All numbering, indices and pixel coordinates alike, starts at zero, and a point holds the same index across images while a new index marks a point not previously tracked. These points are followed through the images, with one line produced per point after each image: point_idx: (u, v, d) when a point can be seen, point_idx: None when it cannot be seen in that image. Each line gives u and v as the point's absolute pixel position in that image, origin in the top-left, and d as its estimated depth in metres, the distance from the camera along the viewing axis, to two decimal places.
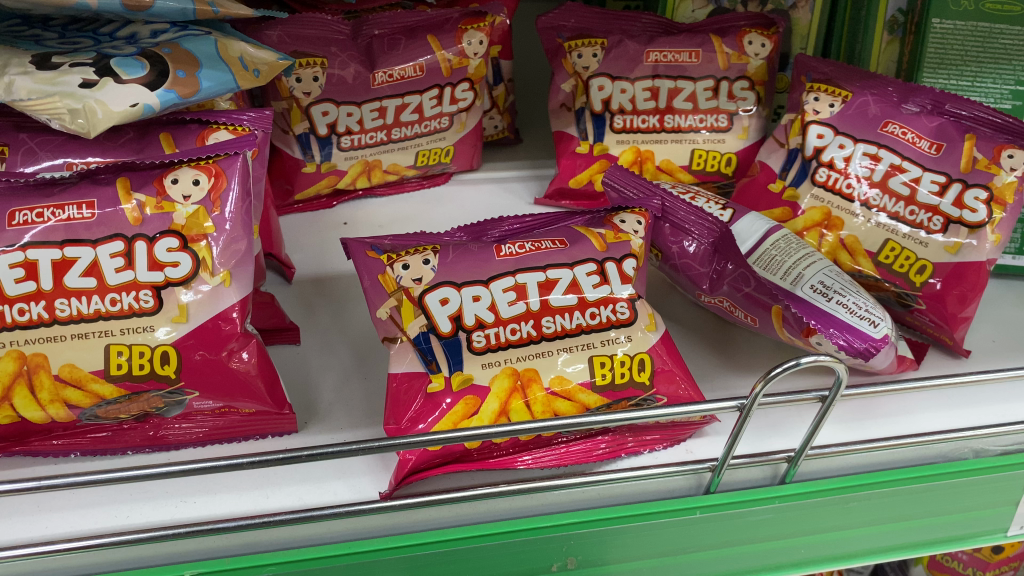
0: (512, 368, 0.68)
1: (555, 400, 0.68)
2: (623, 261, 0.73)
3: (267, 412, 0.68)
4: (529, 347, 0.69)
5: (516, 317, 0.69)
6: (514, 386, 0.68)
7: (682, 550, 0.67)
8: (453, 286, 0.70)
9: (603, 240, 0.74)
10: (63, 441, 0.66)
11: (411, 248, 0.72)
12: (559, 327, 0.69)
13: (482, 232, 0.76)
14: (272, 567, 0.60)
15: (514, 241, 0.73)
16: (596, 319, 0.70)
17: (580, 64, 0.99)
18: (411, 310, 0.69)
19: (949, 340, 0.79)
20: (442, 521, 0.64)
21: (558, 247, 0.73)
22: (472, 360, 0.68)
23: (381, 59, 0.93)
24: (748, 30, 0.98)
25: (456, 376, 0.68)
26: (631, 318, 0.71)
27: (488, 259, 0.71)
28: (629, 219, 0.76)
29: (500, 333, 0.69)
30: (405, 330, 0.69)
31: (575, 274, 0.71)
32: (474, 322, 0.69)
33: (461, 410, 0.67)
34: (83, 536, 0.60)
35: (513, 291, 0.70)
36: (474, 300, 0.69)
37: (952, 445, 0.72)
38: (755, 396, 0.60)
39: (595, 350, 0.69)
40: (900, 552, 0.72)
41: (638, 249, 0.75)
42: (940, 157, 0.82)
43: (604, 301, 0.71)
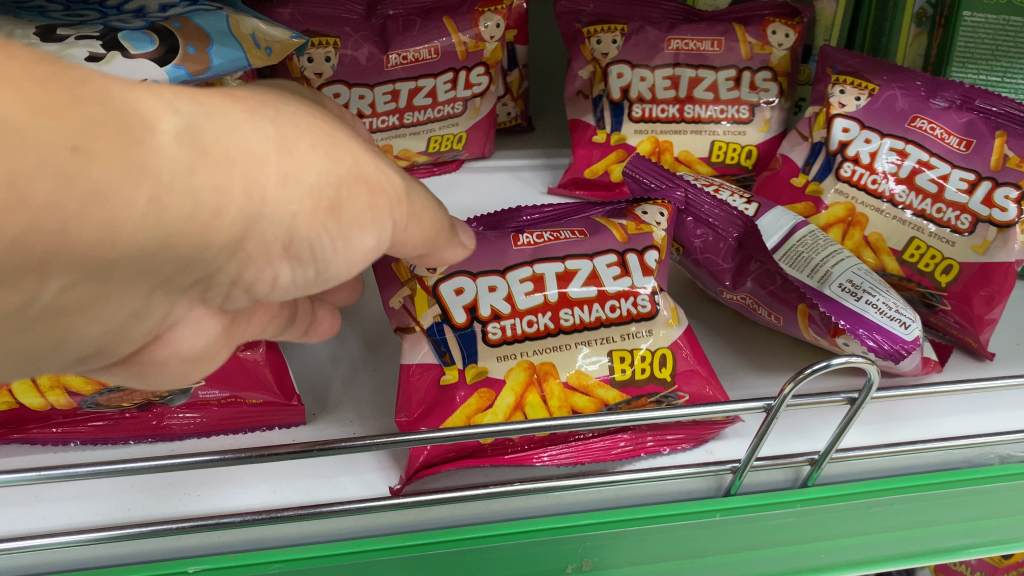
0: (528, 361, 0.66)
1: (573, 395, 0.66)
2: (644, 253, 0.71)
3: (275, 403, 0.66)
4: (547, 340, 0.67)
5: (533, 308, 0.67)
6: (531, 380, 0.66)
7: (702, 552, 0.64)
8: (469, 275, 0.67)
9: (624, 232, 0.71)
10: (63, 429, 0.64)
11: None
12: (578, 320, 0.67)
13: (500, 222, 0.73)
14: (278, 565, 0.58)
15: (532, 231, 0.71)
16: (617, 312, 0.68)
17: (599, 50, 0.97)
18: (423, 299, 0.67)
19: (975, 342, 0.76)
20: (456, 519, 0.62)
21: (578, 238, 0.70)
22: (487, 352, 0.66)
23: (396, 41, 0.91)
24: (772, 20, 0.96)
25: (471, 368, 0.66)
26: (652, 312, 0.69)
27: (506, 248, 0.69)
28: (652, 211, 0.74)
29: (516, 325, 0.67)
30: (418, 319, 0.67)
31: (595, 265, 0.69)
32: (490, 313, 0.66)
33: (475, 402, 0.65)
34: (82, 529, 0.58)
35: (531, 282, 0.68)
36: (491, 291, 0.67)
37: (976, 450, 0.70)
38: (784, 397, 0.58)
39: (615, 344, 0.68)
40: (926, 558, 0.68)
41: (660, 242, 0.72)
42: (969, 154, 0.80)
43: (625, 293, 0.69)
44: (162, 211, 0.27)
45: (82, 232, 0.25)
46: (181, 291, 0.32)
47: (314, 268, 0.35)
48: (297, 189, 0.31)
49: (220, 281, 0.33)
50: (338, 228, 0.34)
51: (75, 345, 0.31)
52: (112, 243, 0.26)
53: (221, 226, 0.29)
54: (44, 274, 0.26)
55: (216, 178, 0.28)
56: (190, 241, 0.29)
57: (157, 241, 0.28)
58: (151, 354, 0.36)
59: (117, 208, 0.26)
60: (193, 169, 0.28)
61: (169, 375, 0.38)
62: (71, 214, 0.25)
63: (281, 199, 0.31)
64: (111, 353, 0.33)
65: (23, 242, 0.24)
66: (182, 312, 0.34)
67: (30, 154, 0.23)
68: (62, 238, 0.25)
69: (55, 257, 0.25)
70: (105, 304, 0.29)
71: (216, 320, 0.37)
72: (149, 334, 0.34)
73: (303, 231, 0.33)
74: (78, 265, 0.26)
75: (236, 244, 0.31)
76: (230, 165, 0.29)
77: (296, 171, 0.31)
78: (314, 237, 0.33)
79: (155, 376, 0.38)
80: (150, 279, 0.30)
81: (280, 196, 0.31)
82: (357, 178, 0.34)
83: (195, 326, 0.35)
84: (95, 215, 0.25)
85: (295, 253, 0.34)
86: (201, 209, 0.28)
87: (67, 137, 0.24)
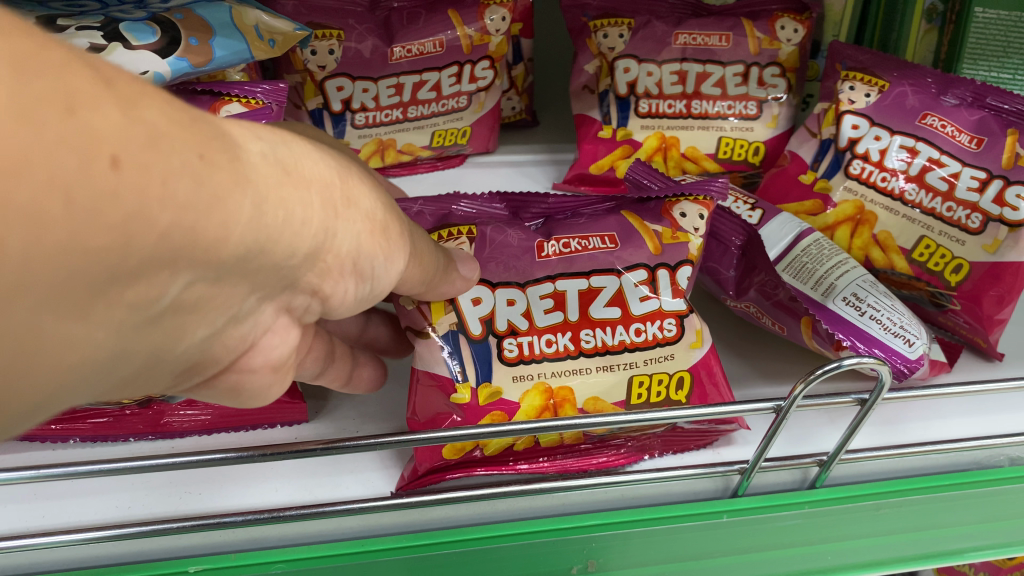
0: (546, 385, 0.66)
1: (587, 420, 0.66)
2: (676, 269, 0.69)
3: (279, 402, 0.64)
4: (566, 362, 0.66)
5: (551, 327, 0.66)
6: (546, 405, 0.65)
7: (708, 555, 0.63)
8: (487, 286, 0.66)
9: (658, 242, 0.69)
10: (62, 426, 0.62)
11: (444, 232, 0.68)
12: (599, 343, 0.67)
13: (522, 208, 0.73)
14: (282, 564, 0.57)
15: (558, 237, 0.69)
16: (642, 336, 0.67)
17: (606, 44, 0.96)
18: (440, 306, 0.66)
19: (984, 342, 0.76)
20: (460, 519, 0.61)
21: (609, 248, 0.68)
22: (503, 372, 0.65)
23: (400, 33, 0.90)
24: (781, 15, 0.95)
25: (484, 390, 0.65)
26: (676, 336, 0.68)
27: (527, 260, 0.68)
28: (691, 211, 0.70)
29: (534, 344, 0.66)
30: (433, 326, 0.66)
31: (621, 283, 0.68)
32: (506, 328, 0.66)
33: (488, 424, 0.65)
34: (81, 528, 0.57)
35: (551, 299, 0.67)
36: (509, 304, 0.67)
37: (985, 452, 0.70)
38: (795, 398, 0.57)
39: (636, 369, 0.67)
40: (932, 560, 0.67)
41: (695, 252, 0.70)
42: (980, 152, 0.78)
43: (651, 317, 0.68)
44: (263, 218, 0.31)
45: (207, 230, 0.28)
46: (273, 293, 0.37)
47: (362, 282, 0.42)
48: (357, 212, 0.38)
49: (302, 288, 0.38)
50: (384, 246, 0.41)
51: (186, 352, 0.34)
52: (225, 242, 0.29)
53: (306, 238, 0.34)
54: (174, 270, 0.28)
55: (300, 194, 0.33)
56: (284, 247, 0.33)
57: (260, 244, 0.31)
58: (244, 364, 0.40)
59: (230, 214, 0.29)
60: (282, 185, 0.32)
61: (255, 387, 0.42)
62: (199, 213, 0.27)
63: (348, 217, 0.37)
64: (212, 363, 0.37)
65: (168, 236, 0.27)
66: (271, 320, 0.39)
67: (173, 159, 0.26)
68: (192, 235, 0.28)
69: (186, 253, 0.28)
70: (214, 305, 0.33)
71: (290, 331, 0.41)
72: (246, 340, 0.38)
73: (365, 247, 0.39)
74: (200, 263, 0.29)
75: (313, 254, 0.36)
76: (308, 185, 0.34)
77: (356, 198, 0.37)
78: (371, 253, 0.40)
79: (243, 388, 0.42)
80: (251, 281, 0.34)
81: (348, 216, 0.37)
82: (388, 207, 0.42)
83: (282, 334, 0.40)
84: (215, 215, 0.28)
85: (354, 270, 0.40)
86: (291, 220, 0.33)
87: (195, 146, 0.27)
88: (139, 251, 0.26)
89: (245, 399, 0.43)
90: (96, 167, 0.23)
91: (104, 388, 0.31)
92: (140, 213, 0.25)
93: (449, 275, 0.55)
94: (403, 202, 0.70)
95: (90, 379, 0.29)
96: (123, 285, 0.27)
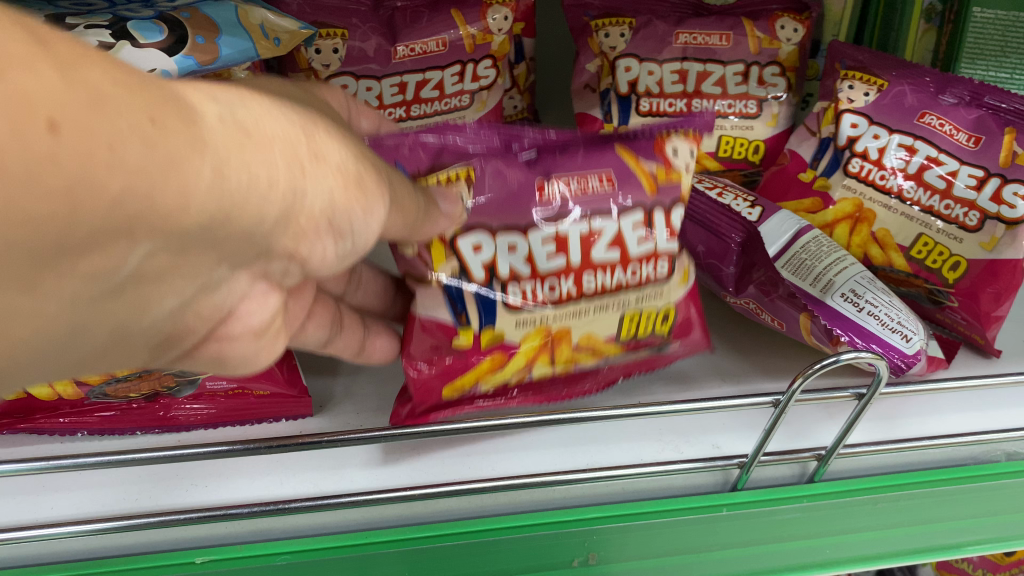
0: (546, 327, 0.67)
1: (580, 355, 0.68)
2: (670, 210, 0.67)
3: (282, 395, 0.65)
4: (567, 306, 0.66)
5: (554, 271, 0.65)
6: (545, 345, 0.67)
7: (705, 548, 0.64)
8: (487, 231, 0.63)
9: (654, 182, 0.65)
10: (70, 419, 0.64)
11: (440, 177, 0.62)
12: (600, 285, 0.66)
13: (512, 139, 0.66)
14: (288, 555, 0.58)
15: (556, 174, 0.64)
16: (637, 277, 0.67)
17: (608, 43, 0.97)
18: (441, 251, 0.63)
19: (982, 339, 0.77)
20: (463, 512, 0.62)
21: (606, 189, 0.65)
22: (507, 318, 0.66)
23: (403, 33, 0.91)
24: (780, 14, 0.96)
25: (487, 333, 0.66)
26: (671, 276, 0.68)
27: (524, 203, 0.64)
28: (683, 148, 0.66)
29: (536, 291, 0.65)
30: (434, 271, 0.63)
31: (621, 227, 0.65)
32: (509, 274, 0.64)
33: (487, 366, 0.67)
34: (89, 519, 0.58)
35: (553, 243, 0.64)
36: (510, 249, 0.64)
37: (982, 447, 0.70)
38: (793, 392, 0.58)
39: (630, 307, 0.68)
40: (922, 556, 0.68)
41: (689, 191, 0.67)
42: (978, 151, 0.79)
43: (648, 258, 0.67)
44: (225, 184, 0.29)
45: (161, 204, 0.27)
46: (244, 263, 0.35)
47: (340, 246, 0.39)
48: (328, 170, 0.35)
49: (277, 255, 0.36)
50: (362, 206, 0.38)
51: (153, 325, 0.33)
52: (185, 211, 0.28)
53: (275, 203, 0.32)
54: (131, 240, 0.27)
55: (263, 155, 0.31)
56: (250, 212, 0.31)
57: (225, 213, 0.30)
58: (223, 332, 0.39)
59: (188, 180, 0.28)
60: (243, 148, 0.30)
61: (243, 355, 0.42)
62: (151, 186, 0.26)
63: (317, 174, 0.34)
64: (186, 333, 0.37)
65: (120, 205, 0.26)
66: (245, 289, 0.38)
67: (120, 123, 0.25)
68: (146, 204, 0.27)
69: (140, 225, 0.27)
70: (180, 275, 0.32)
71: (267, 299, 0.40)
72: (221, 309, 0.37)
73: (343, 203, 0.36)
74: (159, 235, 0.28)
75: (283, 218, 0.33)
76: (270, 144, 0.31)
77: (325, 154, 0.35)
78: (351, 210, 0.37)
79: (229, 355, 0.41)
80: (221, 250, 0.32)
81: (319, 171, 0.34)
82: (361, 157, 0.39)
83: (259, 301, 0.39)
84: (171, 181, 0.27)
85: (329, 231, 0.37)
86: (256, 184, 0.31)
87: (145, 109, 0.26)
88: (87, 225, 0.25)
89: (233, 368, 0.43)
90: (31, 131, 0.22)
91: (72, 358, 0.31)
92: (87, 179, 0.24)
93: (431, 214, 0.54)
94: (391, 136, 0.62)
95: (47, 346, 0.29)
96: (74, 257, 0.26)
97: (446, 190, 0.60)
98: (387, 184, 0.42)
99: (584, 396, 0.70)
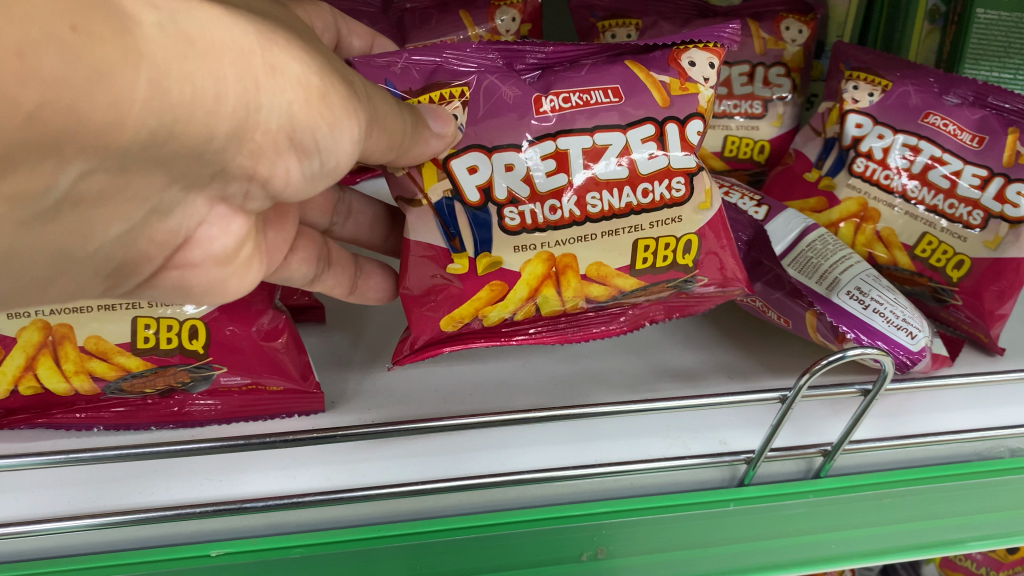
0: (548, 254, 0.68)
1: (589, 286, 0.69)
2: (686, 122, 0.68)
3: (294, 390, 0.67)
4: (571, 229, 0.68)
5: (554, 192, 0.67)
6: (548, 273, 0.69)
7: (713, 541, 0.63)
8: (483, 150, 0.66)
9: (666, 94, 0.67)
10: (86, 414, 0.66)
11: (436, 96, 0.65)
12: (605, 206, 0.67)
13: (516, 59, 0.68)
14: (301, 548, 0.58)
15: (557, 90, 0.67)
16: (649, 198, 0.68)
17: (614, 45, 0.98)
18: (434, 172, 0.66)
19: (986, 336, 0.77)
20: (473, 506, 0.63)
21: (612, 102, 0.67)
22: (505, 242, 0.67)
23: (413, 33, 0.94)
24: (786, 15, 0.97)
25: (484, 258, 0.68)
26: (685, 196, 0.69)
27: (526, 115, 0.66)
28: (700, 61, 0.68)
29: (537, 213, 0.67)
30: (426, 192, 0.66)
31: (627, 140, 0.67)
32: (507, 197, 0.66)
33: (486, 295, 0.68)
34: (105, 511, 0.59)
35: (553, 160, 0.66)
36: (508, 169, 0.66)
37: (986, 444, 0.71)
38: (801, 387, 0.59)
39: (642, 232, 0.69)
40: (932, 549, 0.67)
41: (704, 105, 0.69)
42: (982, 150, 0.80)
43: (658, 177, 0.68)
44: (163, 96, 0.34)
45: (92, 112, 0.32)
46: (203, 179, 0.42)
47: (303, 154, 0.46)
48: (285, 81, 0.41)
49: (239, 171, 0.44)
50: (324, 114, 0.44)
51: (115, 241, 0.41)
52: (121, 124, 0.34)
53: (222, 113, 0.38)
54: (62, 158, 0.33)
55: (208, 66, 0.36)
56: (200, 122, 0.37)
57: (167, 125, 0.36)
58: (186, 253, 0.48)
59: (120, 89, 0.33)
60: (186, 58, 0.35)
61: (202, 280, 0.51)
62: (80, 91, 0.31)
63: (273, 86, 0.40)
64: (158, 249, 0.46)
65: (42, 116, 0.31)
66: (206, 213, 0.46)
67: (33, 30, 0.29)
68: (74, 115, 0.32)
69: (72, 142, 0.32)
70: (129, 196, 0.39)
71: (229, 222, 0.48)
72: (178, 233, 0.45)
73: (299, 116, 0.43)
74: (93, 153, 0.34)
75: (240, 127, 0.40)
76: (219, 54, 0.37)
77: (282, 67, 0.40)
78: (309, 122, 0.43)
79: (191, 280, 0.51)
80: (168, 170, 0.39)
81: (271, 86, 0.40)
82: (328, 73, 0.44)
83: (219, 226, 0.48)
84: (100, 95, 0.32)
85: (293, 141, 0.44)
86: (200, 95, 0.36)
87: (66, 16, 0.30)
88: (25, 135, 0.31)
89: (204, 289, 0.53)
90: None
91: (29, 275, 0.39)
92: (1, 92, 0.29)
93: (422, 134, 0.58)
94: (385, 57, 0.66)
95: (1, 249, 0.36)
96: (11, 168, 0.31)
97: (438, 109, 0.61)
98: (364, 103, 0.48)
99: (593, 393, 0.71)
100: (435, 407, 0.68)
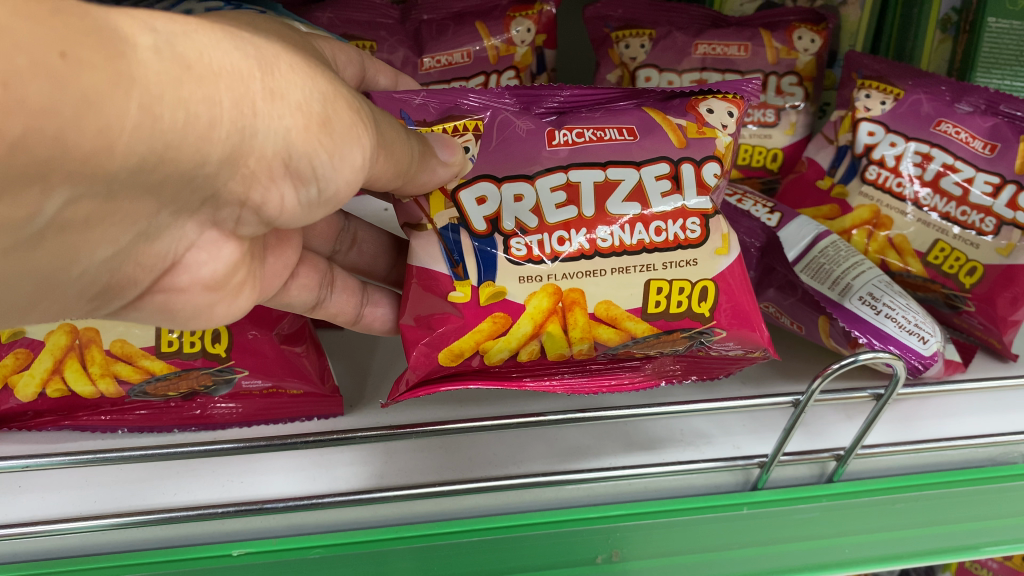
0: (555, 286, 0.64)
1: (598, 327, 0.65)
2: (703, 164, 0.66)
3: (314, 393, 0.69)
4: (580, 262, 0.64)
5: (563, 221, 0.64)
6: (555, 308, 0.64)
7: (729, 547, 0.63)
8: (493, 181, 0.64)
9: (683, 135, 0.66)
10: (111, 417, 0.67)
11: (449, 127, 0.65)
12: (616, 242, 0.64)
13: (534, 102, 0.68)
14: (321, 548, 0.59)
15: (572, 126, 0.66)
16: (662, 236, 0.65)
17: (627, 55, 1.00)
18: (441, 201, 0.64)
19: (999, 343, 0.79)
20: (490, 508, 0.64)
21: (626, 139, 0.65)
22: (509, 272, 0.64)
23: (431, 44, 0.96)
24: (797, 26, 0.98)
25: (485, 288, 0.64)
26: (701, 239, 0.65)
27: (538, 148, 0.65)
28: (718, 107, 0.67)
29: (545, 243, 0.64)
30: (432, 218, 0.64)
31: (642, 176, 0.65)
32: (514, 227, 0.64)
33: (488, 328, 0.64)
34: (128, 511, 0.61)
35: (563, 192, 0.65)
36: (516, 200, 0.64)
37: (1001, 449, 0.71)
38: (812, 391, 0.59)
39: (655, 273, 0.65)
40: (939, 557, 0.65)
41: (724, 150, 0.67)
42: (994, 157, 0.80)
43: (672, 216, 0.65)
44: (155, 122, 0.33)
45: (78, 140, 0.31)
46: (194, 203, 0.41)
47: (302, 182, 0.44)
48: (286, 107, 0.40)
49: (231, 198, 0.43)
50: (327, 144, 0.43)
51: (99, 263, 0.41)
52: (109, 151, 0.33)
53: (216, 140, 0.37)
54: (46, 185, 0.32)
55: (204, 90, 0.35)
56: (192, 150, 0.36)
57: (158, 152, 0.35)
58: (174, 277, 0.48)
59: (110, 115, 0.32)
60: (181, 82, 0.34)
61: (189, 305, 0.51)
62: (65, 119, 0.30)
63: (272, 115, 0.39)
64: (145, 272, 0.45)
65: (27, 144, 0.29)
66: (195, 237, 0.46)
67: (17, 58, 0.28)
68: (58, 143, 0.30)
69: (56, 169, 0.32)
70: (115, 220, 0.38)
71: (222, 246, 0.48)
72: (166, 257, 0.45)
73: (298, 143, 0.41)
74: (78, 180, 0.33)
75: (237, 153, 0.39)
76: (214, 78, 0.36)
77: (283, 92, 0.39)
78: (308, 149, 0.42)
79: (177, 305, 0.50)
80: (156, 197, 0.39)
81: (269, 112, 0.39)
82: (334, 98, 0.43)
83: (208, 251, 0.47)
84: (89, 122, 0.31)
85: (292, 169, 0.43)
86: (195, 121, 0.35)
87: (55, 44, 0.29)
88: (10, 164, 0.30)
89: (187, 317, 0.52)
90: None
91: (11, 295, 0.39)
92: None
93: (427, 162, 0.57)
94: (402, 92, 0.66)
95: None
96: None
97: (448, 138, 0.61)
98: (370, 131, 0.47)
99: (607, 397, 0.72)
100: (451, 411, 0.69)
